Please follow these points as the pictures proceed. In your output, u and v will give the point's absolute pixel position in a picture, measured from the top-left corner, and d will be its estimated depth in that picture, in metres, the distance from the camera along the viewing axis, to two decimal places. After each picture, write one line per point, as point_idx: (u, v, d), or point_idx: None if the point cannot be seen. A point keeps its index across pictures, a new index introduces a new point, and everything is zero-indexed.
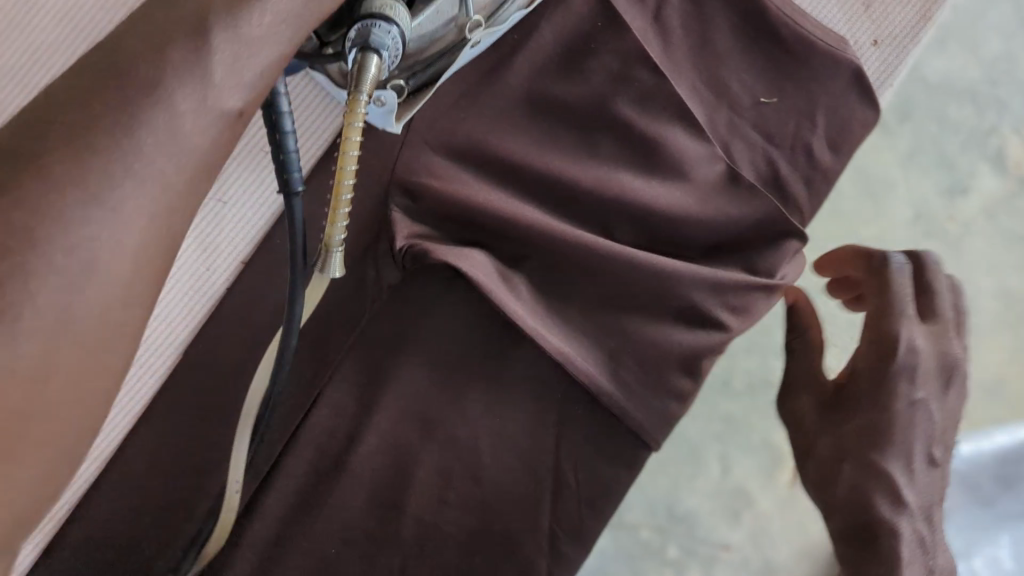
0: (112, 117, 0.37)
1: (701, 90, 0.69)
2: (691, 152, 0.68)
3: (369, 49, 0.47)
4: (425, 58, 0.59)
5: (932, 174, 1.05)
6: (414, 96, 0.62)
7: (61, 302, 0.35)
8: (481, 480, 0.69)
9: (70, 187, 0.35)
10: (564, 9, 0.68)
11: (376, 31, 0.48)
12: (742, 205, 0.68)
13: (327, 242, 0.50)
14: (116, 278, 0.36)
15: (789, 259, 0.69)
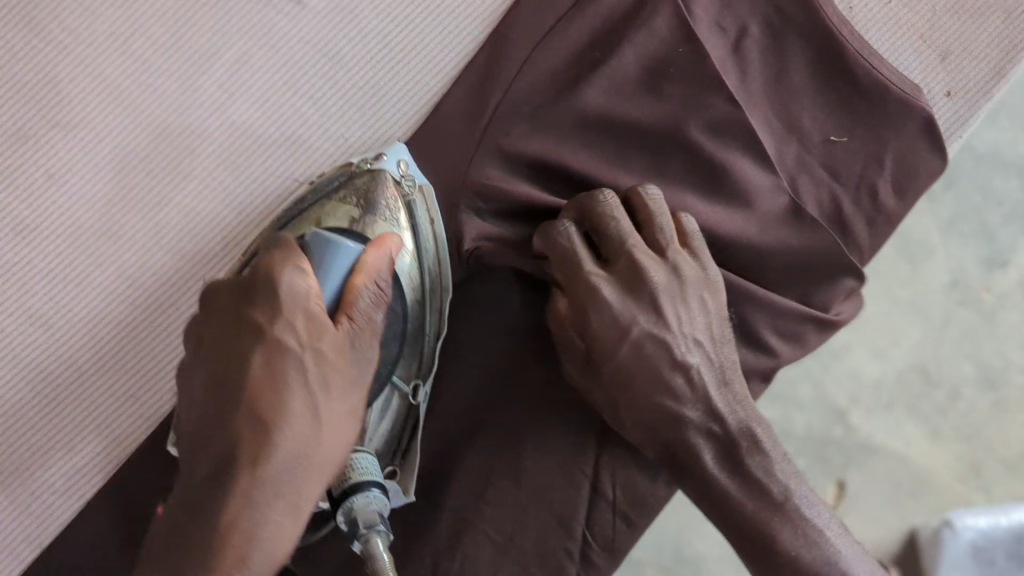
0: (259, 429, 0.48)
1: (773, 122, 0.70)
2: (758, 182, 0.69)
3: (370, 529, 0.52)
4: (392, 439, 0.65)
5: (971, 241, 0.97)
6: (404, 465, 0.65)
7: (279, 467, 0.48)
8: (520, 482, 0.70)
9: (249, 496, 0.47)
10: (646, 32, 0.69)
11: (360, 509, 0.53)
12: (804, 240, 0.69)
13: None
14: (289, 444, 0.48)
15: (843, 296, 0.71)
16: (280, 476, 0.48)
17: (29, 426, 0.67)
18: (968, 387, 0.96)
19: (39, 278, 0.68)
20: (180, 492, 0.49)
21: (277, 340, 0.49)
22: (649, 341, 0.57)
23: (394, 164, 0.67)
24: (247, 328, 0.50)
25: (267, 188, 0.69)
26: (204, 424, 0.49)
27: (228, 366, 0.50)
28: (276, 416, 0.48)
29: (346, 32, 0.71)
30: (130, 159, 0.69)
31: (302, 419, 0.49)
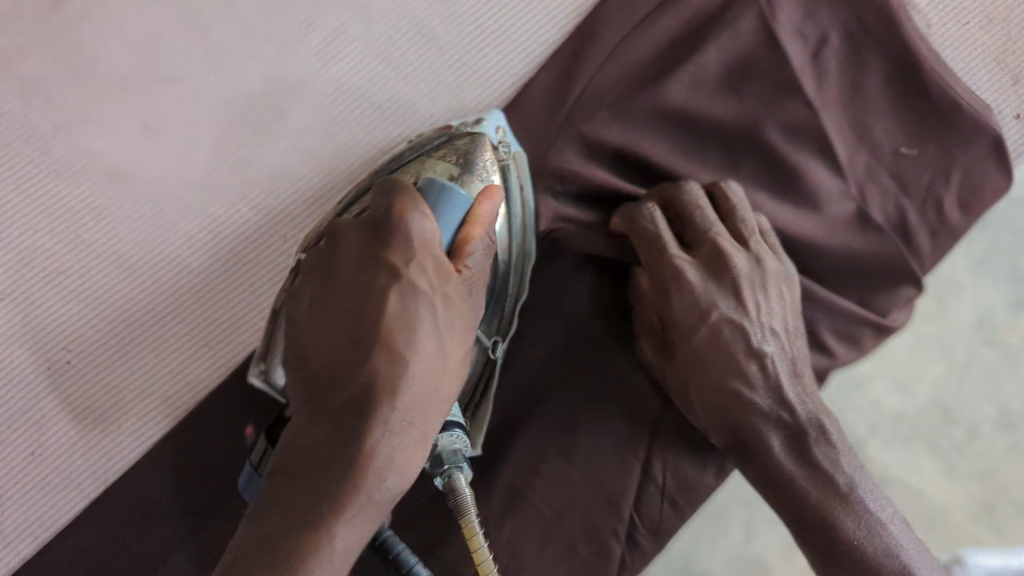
0: (384, 363, 0.49)
1: (847, 130, 0.72)
2: (828, 187, 0.71)
3: (455, 470, 0.55)
4: (473, 386, 0.67)
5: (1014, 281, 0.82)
6: (478, 414, 0.67)
7: (402, 406, 0.49)
8: (574, 458, 0.72)
9: (375, 428, 0.48)
10: (731, 34, 0.71)
11: (445, 441, 0.57)
12: (869, 245, 0.71)
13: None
14: (412, 387, 0.49)
15: (902, 304, 0.72)
16: (408, 415, 0.49)
17: (111, 368, 0.69)
18: (987, 428, 0.81)
19: (132, 226, 0.70)
20: (298, 430, 0.49)
21: (412, 282, 0.51)
22: (727, 327, 0.60)
23: (491, 130, 0.67)
24: (379, 270, 0.51)
25: (358, 153, 0.71)
26: (336, 358, 0.50)
27: (362, 310, 0.51)
28: (395, 351, 0.49)
29: (443, 13, 0.73)
30: (229, 117, 0.71)
31: (431, 355, 0.50)
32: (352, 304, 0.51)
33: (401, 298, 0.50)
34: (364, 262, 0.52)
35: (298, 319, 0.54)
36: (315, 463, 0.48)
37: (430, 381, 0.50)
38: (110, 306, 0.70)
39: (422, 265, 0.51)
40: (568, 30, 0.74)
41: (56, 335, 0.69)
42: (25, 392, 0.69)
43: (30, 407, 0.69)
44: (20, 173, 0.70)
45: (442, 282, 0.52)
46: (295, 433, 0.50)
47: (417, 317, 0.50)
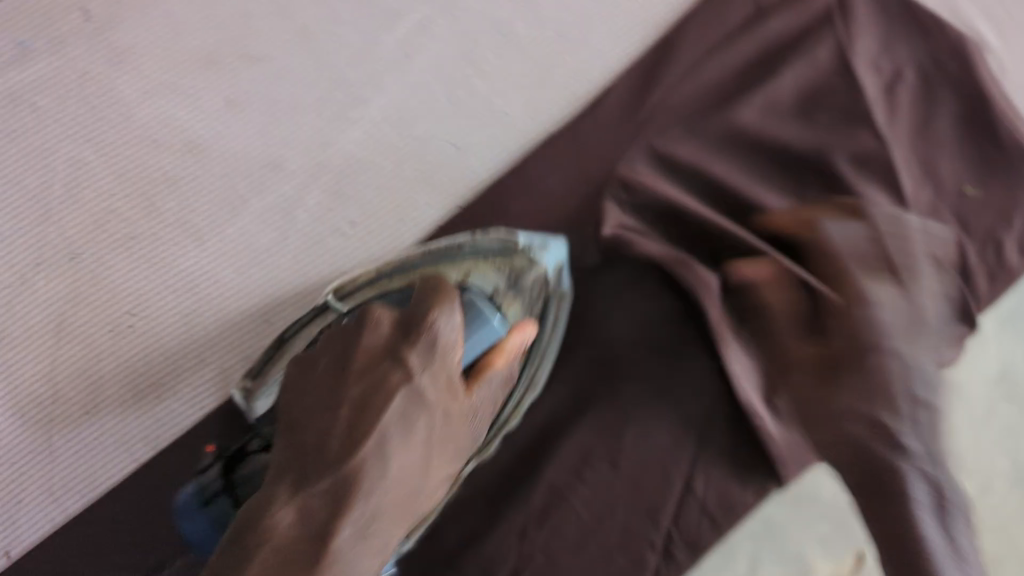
0: (371, 458, 0.48)
1: (912, 165, 0.72)
2: (892, 219, 0.71)
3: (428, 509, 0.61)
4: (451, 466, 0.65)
5: None
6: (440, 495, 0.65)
7: (373, 506, 0.48)
8: (618, 466, 0.72)
9: (343, 524, 0.47)
10: (808, 61, 0.72)
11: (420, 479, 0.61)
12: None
13: None
14: (387, 487, 0.49)
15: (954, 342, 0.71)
16: (378, 513, 0.49)
17: (170, 340, 0.70)
18: (1001, 482, 0.80)
19: (204, 200, 0.71)
20: (259, 506, 0.47)
21: (420, 390, 0.50)
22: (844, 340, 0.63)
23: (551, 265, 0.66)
24: (394, 365, 0.51)
25: (430, 147, 0.73)
26: (324, 444, 0.49)
27: (361, 410, 0.50)
28: (381, 451, 0.49)
29: (525, 17, 0.75)
30: (309, 105, 0.73)
31: (413, 454, 0.51)
32: (357, 394, 0.51)
33: (408, 408, 0.50)
34: (384, 352, 0.52)
35: (297, 393, 0.53)
36: (288, 549, 0.45)
37: (405, 484, 0.50)
38: (178, 277, 0.71)
39: (436, 383, 0.51)
40: (647, 44, 0.75)
41: (119, 300, 0.70)
42: (83, 353, 0.69)
43: (87, 370, 0.69)
44: (101, 139, 0.71)
45: (443, 401, 0.52)
46: (273, 507, 0.46)
47: (414, 429, 0.50)
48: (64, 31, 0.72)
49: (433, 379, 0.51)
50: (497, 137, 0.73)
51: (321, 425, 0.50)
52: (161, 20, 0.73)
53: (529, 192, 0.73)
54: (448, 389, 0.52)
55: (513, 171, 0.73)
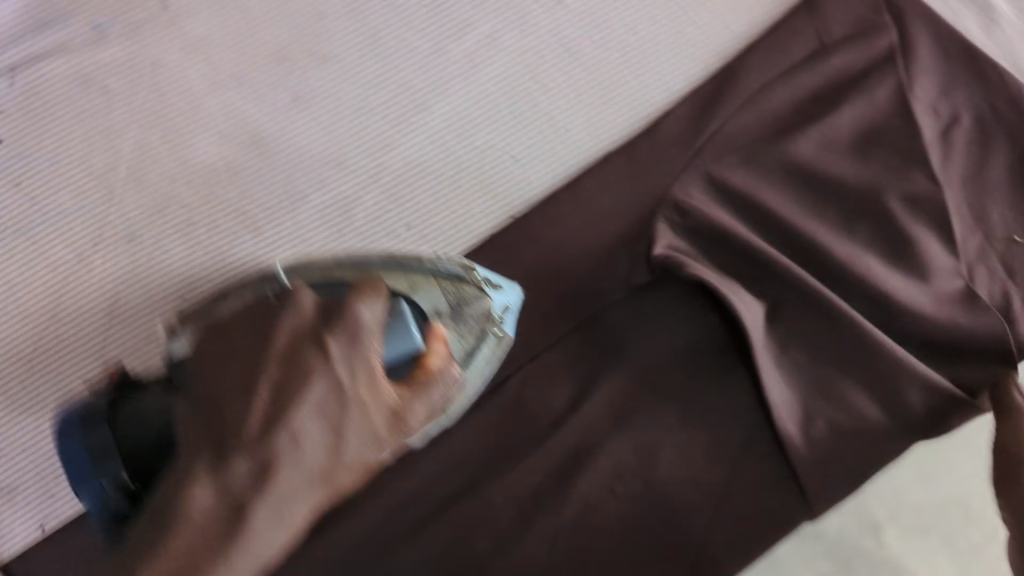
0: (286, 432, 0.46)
1: (964, 209, 0.73)
2: (939, 262, 0.71)
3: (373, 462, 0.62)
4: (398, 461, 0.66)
5: None
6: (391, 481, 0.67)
7: (287, 478, 0.46)
8: (651, 484, 0.71)
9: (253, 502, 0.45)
10: (866, 100, 0.74)
11: None
12: (975, 325, 0.70)
13: None
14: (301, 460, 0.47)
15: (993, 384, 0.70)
16: (292, 496, 0.46)
17: None
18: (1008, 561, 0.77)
19: (262, 190, 0.72)
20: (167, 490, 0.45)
21: (338, 377, 0.48)
22: (913, 389, 0.69)
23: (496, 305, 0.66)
24: (312, 344, 0.49)
25: (489, 155, 0.74)
26: (226, 414, 0.46)
27: (273, 390, 0.47)
28: (297, 443, 0.46)
29: (593, 38, 0.77)
30: (373, 104, 0.74)
31: (323, 438, 0.48)
32: (251, 363, 0.48)
33: (327, 392, 0.48)
34: (303, 333, 0.49)
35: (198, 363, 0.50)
36: (201, 530, 0.43)
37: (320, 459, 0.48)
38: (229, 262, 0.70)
39: (357, 373, 0.49)
40: (709, 71, 0.77)
41: (171, 284, 0.69)
42: (131, 333, 0.68)
43: (136, 352, 0.68)
44: (170, 123, 0.72)
45: (359, 388, 0.49)
46: (184, 484, 0.44)
47: (330, 414, 0.48)
48: (143, 19, 0.74)
49: (348, 365, 0.49)
50: (556, 150, 0.75)
51: (219, 399, 0.47)
52: (238, 13, 0.75)
53: (582, 208, 0.74)
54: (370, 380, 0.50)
55: (569, 185, 0.74)
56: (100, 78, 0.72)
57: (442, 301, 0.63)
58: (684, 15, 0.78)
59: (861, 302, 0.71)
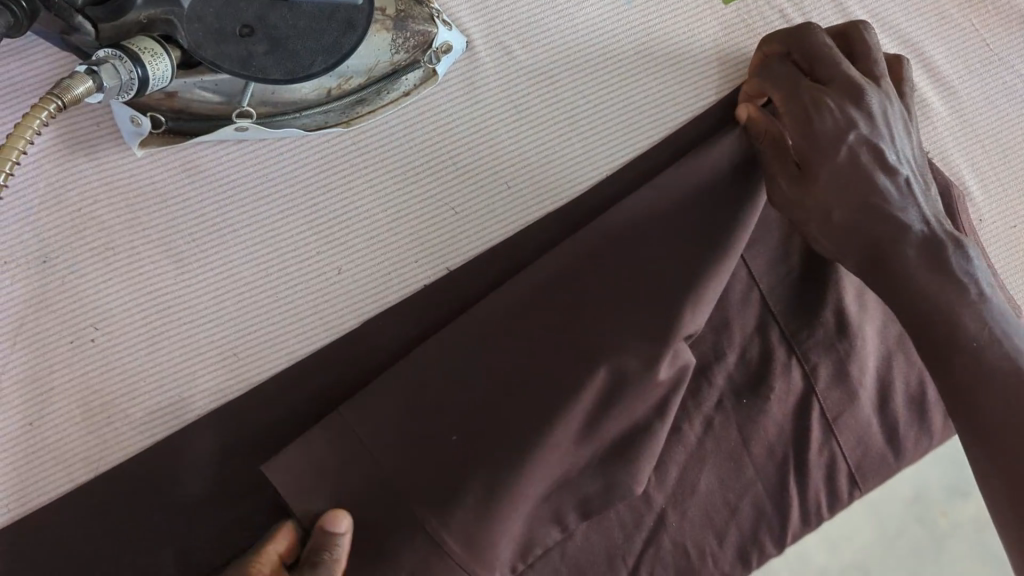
0: None
1: (856, 296, 0.74)
2: (867, 333, 0.75)
3: (92, 75, 0.55)
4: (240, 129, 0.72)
5: (885, 528, 0.91)
6: (171, 135, 0.69)
7: None
8: (566, 552, 0.71)
9: None
10: None
11: (118, 65, 0.56)
12: (835, 402, 0.74)
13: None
14: None
15: (888, 435, 0.75)
16: (817, 97, 0.65)
17: (129, 353, 0.69)
18: None
19: (64, 215, 0.69)
20: (825, 151, 0.64)
21: (801, 47, 0.69)
22: (899, 200, 0.64)
23: (438, 39, 0.72)
24: (793, 51, 0.70)
25: (426, 188, 0.73)
26: (801, 57, 0.69)
27: (791, 55, 0.70)
28: (818, 55, 0.68)
29: (542, 94, 0.75)
30: (288, 172, 0.72)
31: (819, 48, 0.68)
32: (792, 44, 0.70)
33: (827, 53, 0.67)
34: (794, 44, 0.70)
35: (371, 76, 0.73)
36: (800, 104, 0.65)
37: None
38: (162, 234, 0.70)
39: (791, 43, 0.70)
40: (653, 143, 0.76)
41: (86, 312, 0.69)
42: (41, 362, 0.68)
43: (41, 377, 0.68)
44: (105, 155, 0.70)
45: (799, 37, 0.69)
46: (811, 90, 0.65)
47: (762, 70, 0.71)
48: None
49: (827, 72, 0.67)
50: (494, 207, 0.74)
51: (790, 68, 0.68)
52: None
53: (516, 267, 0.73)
54: (810, 46, 0.68)
55: (507, 242, 0.73)
56: (25, 95, 0.67)
57: (387, 53, 0.69)
58: (637, 81, 0.76)
59: (766, 370, 0.74)
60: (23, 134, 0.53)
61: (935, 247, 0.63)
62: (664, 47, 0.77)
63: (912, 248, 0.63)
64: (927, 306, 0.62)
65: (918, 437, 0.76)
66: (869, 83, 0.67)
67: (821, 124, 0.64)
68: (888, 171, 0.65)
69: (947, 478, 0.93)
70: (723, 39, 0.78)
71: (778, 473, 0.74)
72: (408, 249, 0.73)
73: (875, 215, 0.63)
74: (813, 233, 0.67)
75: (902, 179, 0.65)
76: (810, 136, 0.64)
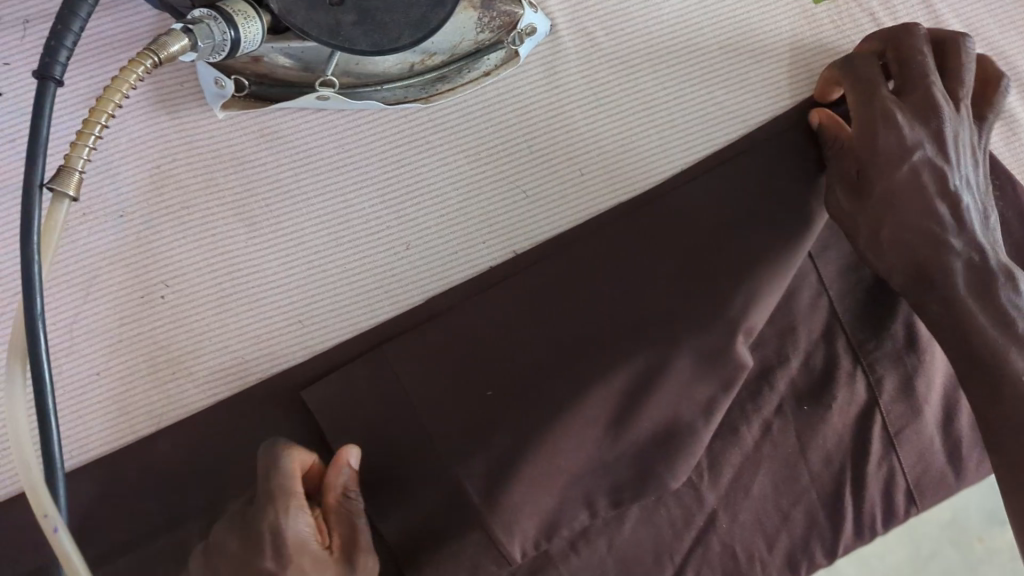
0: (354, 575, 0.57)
1: None
2: (937, 349, 0.73)
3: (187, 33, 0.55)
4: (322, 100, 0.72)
5: (920, 550, 0.89)
6: (255, 101, 0.69)
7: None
8: (613, 543, 0.71)
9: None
10: None
11: (213, 26, 0.56)
12: (898, 415, 0.72)
13: (90, 120, 0.52)
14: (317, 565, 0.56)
15: (949, 455, 0.74)
16: (890, 110, 0.65)
17: (197, 312, 0.70)
18: None
19: (144, 172, 0.70)
20: (888, 166, 0.64)
21: (895, 50, 0.68)
22: (954, 228, 0.64)
23: (524, 21, 0.71)
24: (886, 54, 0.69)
25: (498, 171, 0.73)
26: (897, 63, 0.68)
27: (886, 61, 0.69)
28: (909, 63, 0.67)
29: (623, 84, 0.74)
30: (364, 144, 0.72)
31: (915, 55, 0.67)
32: (884, 45, 0.69)
33: (919, 61, 0.66)
34: (888, 45, 0.69)
35: None
36: (870, 116, 0.65)
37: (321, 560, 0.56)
38: (236, 197, 0.71)
39: (886, 47, 0.69)
40: (731, 140, 0.74)
41: (158, 268, 0.70)
42: (112, 313, 0.69)
43: (111, 330, 0.69)
44: (188, 116, 0.70)
45: (895, 40, 0.68)
46: (884, 106, 0.65)
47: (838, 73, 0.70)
48: None
49: (914, 82, 0.66)
50: (566, 194, 0.73)
51: (873, 72, 0.68)
52: None
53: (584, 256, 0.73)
54: (907, 50, 0.67)
55: (576, 230, 0.73)
56: (114, 52, 0.68)
57: (471, 32, 0.68)
58: (719, 77, 0.75)
59: (830, 380, 0.73)
60: (119, 88, 0.52)
61: (981, 280, 0.63)
62: (750, 46, 0.75)
63: (960, 278, 0.63)
64: (970, 342, 0.62)
65: (981, 460, 0.75)
66: (949, 103, 0.66)
67: (887, 140, 0.64)
68: (950, 196, 0.65)
69: (989, 505, 0.91)
70: (811, 41, 0.76)
71: (834, 483, 0.73)
72: (477, 230, 0.73)
73: (927, 239, 0.64)
74: (858, 245, 0.67)
75: (963, 205, 0.65)
76: (872, 150, 0.64)
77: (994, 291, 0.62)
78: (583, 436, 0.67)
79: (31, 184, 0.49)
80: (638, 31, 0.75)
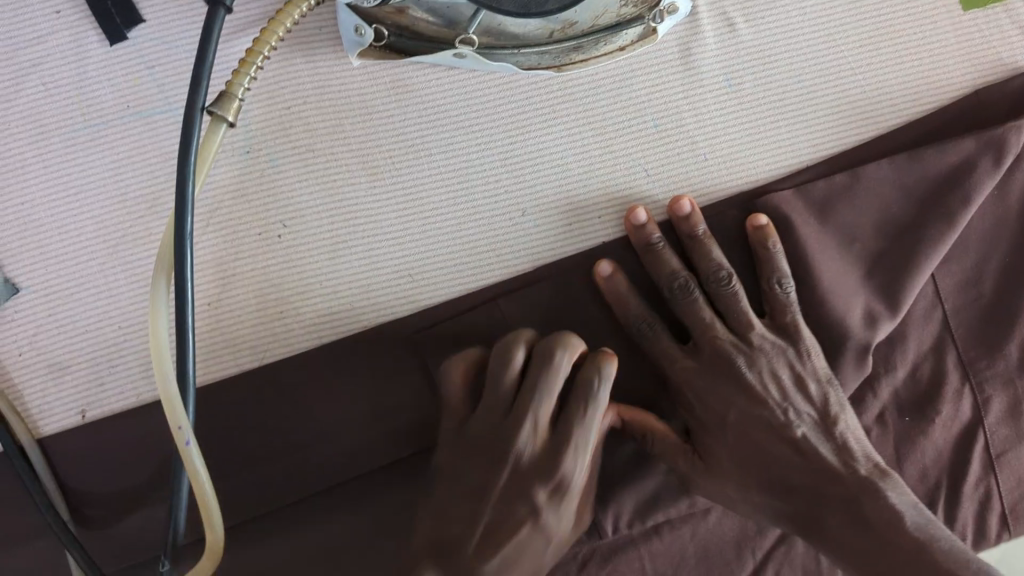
0: None
1: None
2: None
3: None
4: None
5: None
6: (389, 51, 0.70)
7: None
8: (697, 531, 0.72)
9: None
10: (1010, 212, 0.72)
11: None
12: (1003, 439, 0.72)
13: (254, 49, 0.53)
14: None
15: None
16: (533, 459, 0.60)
17: (310, 256, 0.71)
18: None
19: (273, 110, 0.71)
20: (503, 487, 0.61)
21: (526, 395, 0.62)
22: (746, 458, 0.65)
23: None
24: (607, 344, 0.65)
25: (622, 148, 0.73)
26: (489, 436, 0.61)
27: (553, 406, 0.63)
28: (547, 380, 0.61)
29: (759, 73, 0.73)
30: (494, 106, 0.72)
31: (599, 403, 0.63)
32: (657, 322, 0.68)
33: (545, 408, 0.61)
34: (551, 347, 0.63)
35: None
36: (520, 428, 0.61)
37: None
38: (361, 144, 0.71)
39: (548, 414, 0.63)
40: (861, 142, 0.73)
41: (279, 208, 0.71)
42: (229, 246, 0.70)
43: (225, 263, 0.70)
44: (323, 61, 0.71)
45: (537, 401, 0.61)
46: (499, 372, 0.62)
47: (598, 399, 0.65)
48: None
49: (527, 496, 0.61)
50: (688, 177, 0.73)
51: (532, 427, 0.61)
52: None
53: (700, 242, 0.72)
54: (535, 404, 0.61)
55: None
56: None
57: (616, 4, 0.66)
58: (856, 76, 0.74)
59: (937, 393, 0.71)
60: (284, 20, 0.53)
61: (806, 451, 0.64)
62: (889, 49, 0.74)
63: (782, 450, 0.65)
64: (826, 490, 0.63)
65: None
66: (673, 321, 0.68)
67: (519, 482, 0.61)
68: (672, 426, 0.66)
69: None
70: (953, 50, 0.74)
71: (928, 497, 0.71)
72: (596, 205, 0.72)
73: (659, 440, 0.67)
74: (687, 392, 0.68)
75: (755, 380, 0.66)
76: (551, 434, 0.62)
77: (820, 471, 0.64)
78: (705, 390, 0.67)
79: (194, 107, 0.50)
80: (779, 22, 0.74)
